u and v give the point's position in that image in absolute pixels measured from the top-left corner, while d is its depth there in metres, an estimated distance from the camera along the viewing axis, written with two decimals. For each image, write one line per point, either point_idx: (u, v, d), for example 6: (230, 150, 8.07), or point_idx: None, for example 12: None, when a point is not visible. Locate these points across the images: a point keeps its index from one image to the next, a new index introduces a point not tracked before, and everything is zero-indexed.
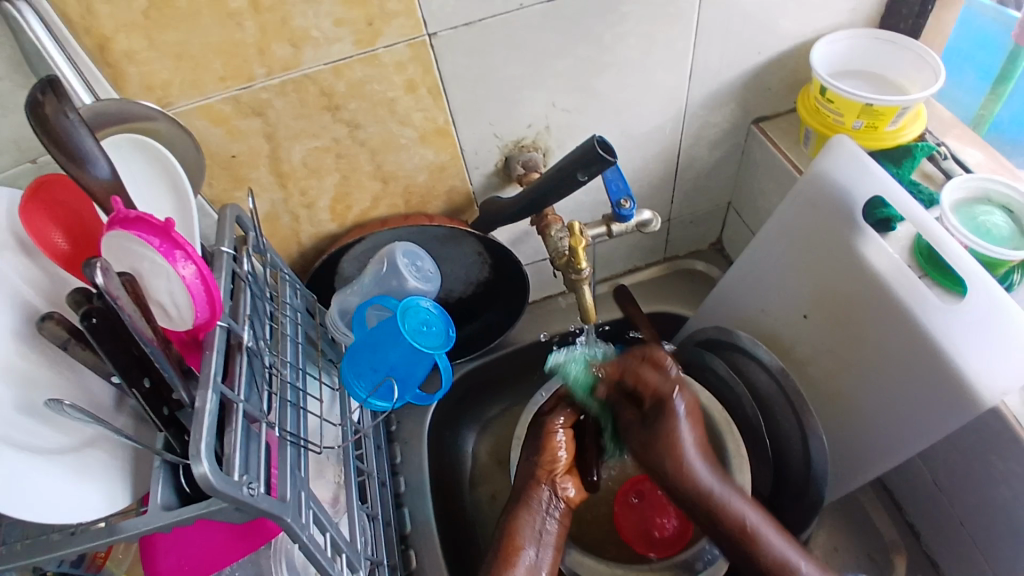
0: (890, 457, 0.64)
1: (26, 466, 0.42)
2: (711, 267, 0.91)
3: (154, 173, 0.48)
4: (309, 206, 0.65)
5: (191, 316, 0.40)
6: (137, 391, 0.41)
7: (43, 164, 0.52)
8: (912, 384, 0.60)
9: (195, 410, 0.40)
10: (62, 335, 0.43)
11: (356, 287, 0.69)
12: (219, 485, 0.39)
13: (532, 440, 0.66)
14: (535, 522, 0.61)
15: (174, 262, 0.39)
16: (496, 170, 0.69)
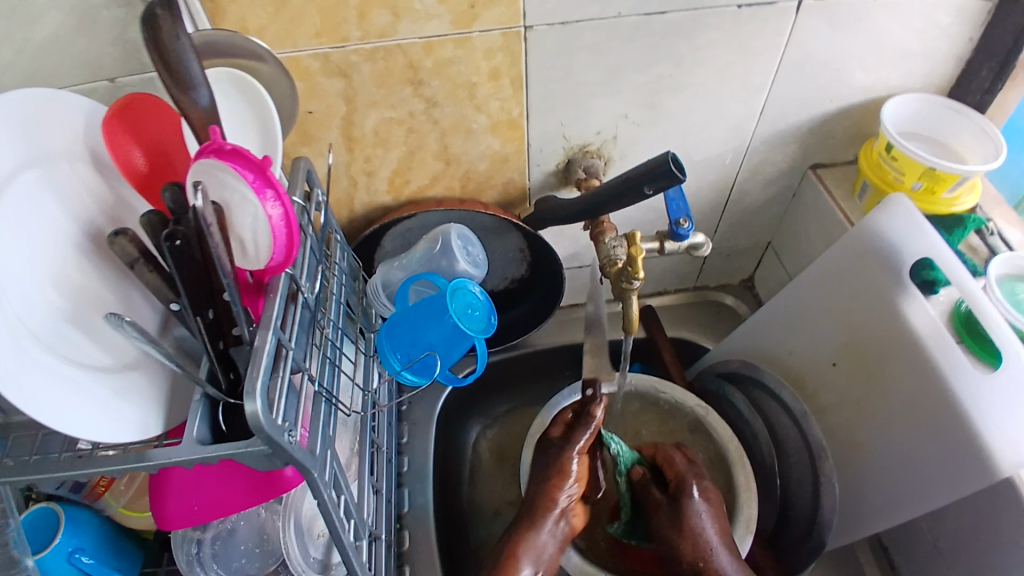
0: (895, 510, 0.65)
1: (68, 377, 0.42)
2: (740, 303, 0.92)
3: (249, 115, 0.50)
4: (369, 174, 0.66)
5: (266, 255, 0.41)
6: (200, 321, 0.41)
7: (120, 84, 0.54)
8: (931, 445, 0.61)
9: (254, 349, 0.41)
10: (130, 253, 0.41)
11: (403, 262, 0.69)
12: (266, 426, 0.39)
13: (541, 462, 0.66)
14: (538, 542, 0.62)
15: (262, 199, 0.39)
16: (555, 170, 0.69)
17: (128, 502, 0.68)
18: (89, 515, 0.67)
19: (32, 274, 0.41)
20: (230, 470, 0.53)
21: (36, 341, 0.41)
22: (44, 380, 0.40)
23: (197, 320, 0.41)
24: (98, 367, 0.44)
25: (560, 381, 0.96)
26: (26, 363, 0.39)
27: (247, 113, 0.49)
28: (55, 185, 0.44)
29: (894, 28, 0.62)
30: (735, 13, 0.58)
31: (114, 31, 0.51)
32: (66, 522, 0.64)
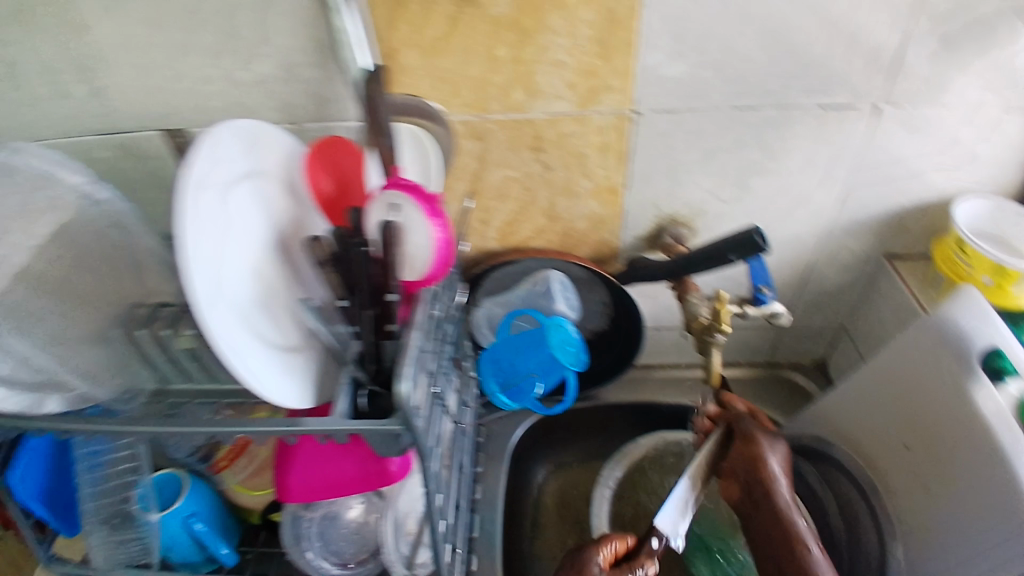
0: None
1: (255, 345, 0.53)
2: (811, 383, 0.95)
3: (416, 162, 0.66)
4: (483, 223, 0.77)
5: (426, 267, 0.54)
6: (367, 314, 0.53)
7: (301, 127, 0.69)
8: (994, 529, 0.61)
9: (405, 342, 0.52)
10: (321, 256, 0.54)
11: (506, 299, 0.79)
12: (408, 405, 0.50)
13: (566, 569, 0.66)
14: None
15: (431, 223, 0.52)
16: (645, 235, 0.79)
17: (242, 480, 0.77)
18: (206, 485, 0.77)
19: (239, 261, 0.54)
20: (348, 457, 0.64)
21: (237, 313, 0.52)
22: (240, 346, 0.51)
23: (366, 313, 0.52)
24: (270, 341, 0.55)
25: (625, 437, 1.01)
26: (230, 331, 0.51)
27: (416, 159, 0.66)
28: (262, 196, 0.57)
29: (966, 136, 0.69)
30: (817, 112, 0.67)
31: (306, 83, 0.65)
32: (189, 489, 0.74)
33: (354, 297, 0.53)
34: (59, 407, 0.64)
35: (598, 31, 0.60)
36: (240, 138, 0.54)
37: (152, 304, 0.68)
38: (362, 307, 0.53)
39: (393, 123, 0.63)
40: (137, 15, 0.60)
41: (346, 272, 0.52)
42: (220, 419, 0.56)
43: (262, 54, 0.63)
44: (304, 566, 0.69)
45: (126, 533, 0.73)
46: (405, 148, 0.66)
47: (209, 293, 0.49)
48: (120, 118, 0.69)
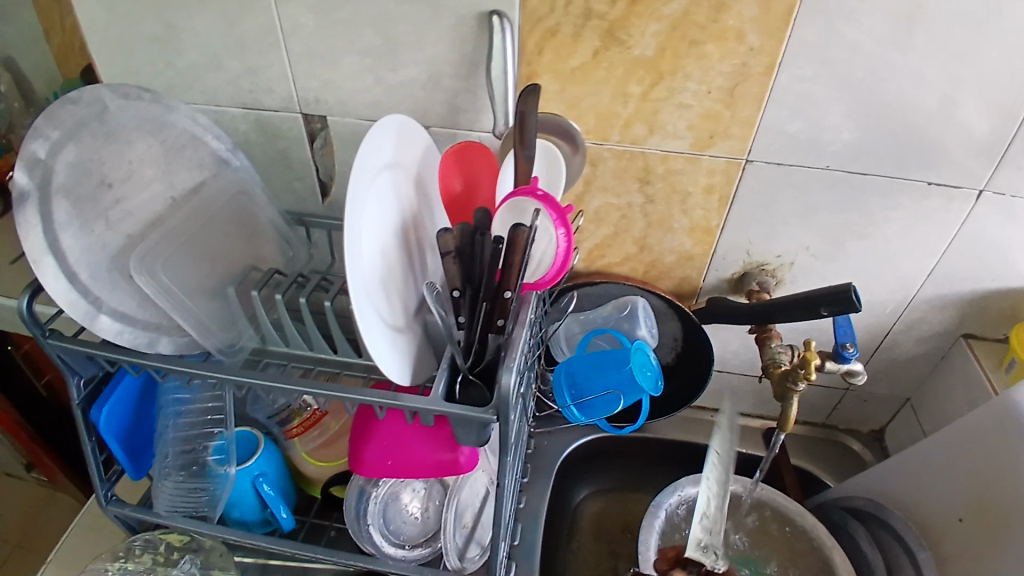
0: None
1: (376, 319, 0.57)
2: (866, 451, 0.96)
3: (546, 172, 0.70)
4: (576, 243, 0.81)
5: (541, 271, 0.58)
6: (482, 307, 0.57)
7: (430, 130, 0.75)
8: None
9: (512, 338, 0.56)
10: (447, 247, 0.56)
11: (588, 318, 0.83)
12: (509, 397, 0.54)
13: None
14: None
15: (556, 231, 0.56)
16: (729, 278, 0.81)
17: (310, 450, 0.81)
18: (276, 449, 0.79)
19: (372, 241, 0.58)
20: (428, 440, 0.66)
21: (366, 288, 0.56)
22: (369, 316, 0.56)
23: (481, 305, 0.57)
24: (390, 319, 0.60)
25: (668, 473, 1.02)
26: (361, 302, 0.55)
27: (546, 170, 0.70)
28: (396, 186, 0.62)
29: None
30: (923, 187, 0.69)
31: (446, 91, 0.71)
32: (263, 448, 0.77)
33: (474, 288, 0.58)
34: (168, 349, 0.67)
35: (728, 81, 0.65)
36: (388, 131, 0.59)
37: (268, 270, 0.74)
38: (479, 299, 0.58)
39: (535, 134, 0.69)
40: (314, 11, 0.67)
41: (473, 264, 0.58)
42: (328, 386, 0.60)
43: (414, 59, 0.69)
44: (359, 540, 0.70)
45: (186, 487, 0.76)
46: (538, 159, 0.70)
47: (354, 263, 0.54)
48: (270, 98, 0.75)
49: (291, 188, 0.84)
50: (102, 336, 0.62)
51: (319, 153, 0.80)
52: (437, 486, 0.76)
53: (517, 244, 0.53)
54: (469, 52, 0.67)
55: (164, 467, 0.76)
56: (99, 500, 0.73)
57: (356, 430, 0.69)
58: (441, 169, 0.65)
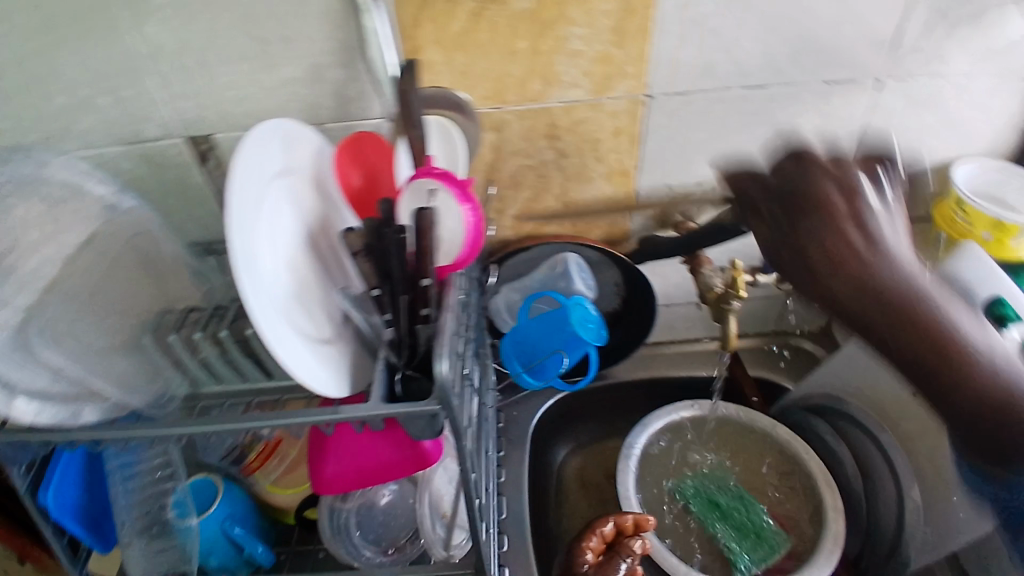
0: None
1: (296, 337, 0.55)
2: (818, 348, 0.99)
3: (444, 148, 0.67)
4: (500, 211, 0.79)
5: (458, 251, 0.57)
6: (403, 299, 0.55)
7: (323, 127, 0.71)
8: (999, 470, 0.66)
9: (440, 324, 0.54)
10: (354, 246, 0.56)
11: (522, 284, 0.82)
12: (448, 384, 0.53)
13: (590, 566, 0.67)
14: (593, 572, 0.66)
15: (462, 208, 0.56)
16: (656, 215, 0.81)
17: (274, 480, 0.80)
18: (238, 487, 0.78)
19: (275, 256, 0.56)
20: (382, 443, 0.65)
21: (277, 306, 0.54)
22: (285, 334, 0.54)
23: (401, 298, 0.55)
24: (312, 334, 0.58)
25: (640, 413, 1.04)
26: (272, 322, 0.53)
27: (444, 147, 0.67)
28: (291, 194, 0.59)
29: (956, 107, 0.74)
30: (823, 87, 0.70)
31: (329, 84, 0.67)
32: (223, 492, 0.75)
33: (390, 282, 0.55)
34: (95, 416, 0.62)
35: (614, 19, 0.63)
36: (270, 137, 0.56)
37: (182, 310, 0.71)
38: (397, 292, 0.55)
39: (423, 112, 0.64)
40: (170, 26, 0.62)
41: (383, 258, 0.54)
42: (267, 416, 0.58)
43: (285, 55, 0.64)
44: (344, 555, 0.70)
45: (157, 551, 0.72)
46: (430, 136, 0.66)
47: (256, 283, 0.52)
48: (148, 126, 0.70)
49: (195, 216, 0.79)
50: (22, 421, 0.56)
51: (214, 175, 0.75)
52: (407, 485, 0.74)
53: (425, 227, 0.52)
54: (342, 38, 0.63)
55: (126, 536, 0.70)
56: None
57: (312, 450, 0.68)
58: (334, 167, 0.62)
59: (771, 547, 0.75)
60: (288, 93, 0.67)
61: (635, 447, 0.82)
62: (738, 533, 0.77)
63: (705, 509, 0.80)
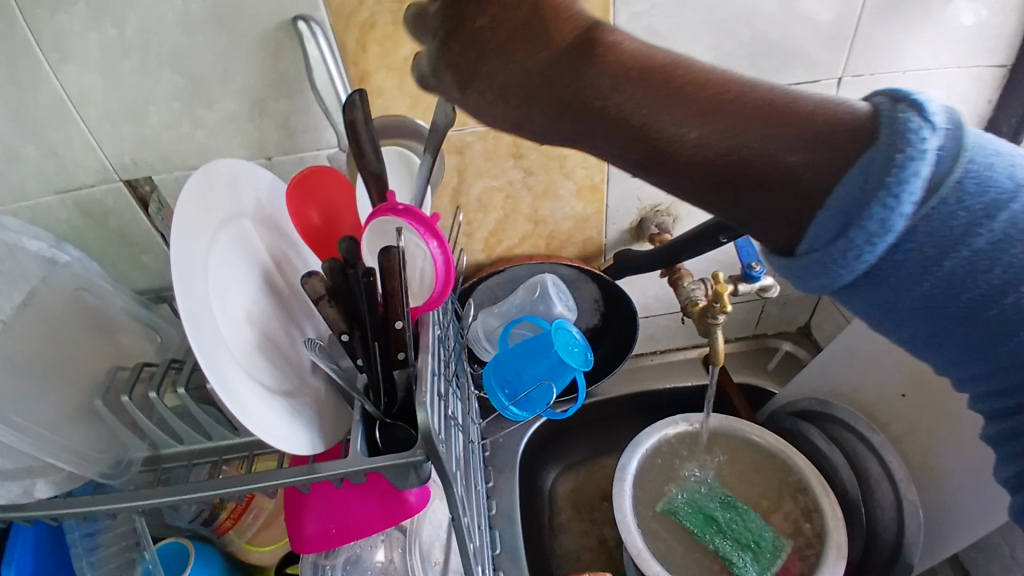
0: (841, 275, 0.36)
1: (259, 391, 0.51)
2: (800, 349, 1.00)
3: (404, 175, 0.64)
4: (469, 236, 0.76)
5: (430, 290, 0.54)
6: (375, 346, 0.52)
7: (274, 163, 0.67)
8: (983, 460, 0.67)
9: (420, 369, 0.51)
10: (317, 292, 0.51)
11: (499, 310, 0.79)
12: (433, 432, 0.50)
13: None
14: None
15: (429, 246, 0.52)
16: (629, 228, 0.79)
17: (251, 538, 0.75)
18: (213, 548, 0.73)
19: (229, 308, 0.52)
20: (366, 494, 0.61)
21: (235, 360, 0.51)
22: (252, 393, 0.50)
23: (374, 345, 0.52)
24: (280, 387, 0.55)
25: (627, 427, 1.02)
26: (232, 378, 0.49)
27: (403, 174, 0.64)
28: (240, 239, 0.56)
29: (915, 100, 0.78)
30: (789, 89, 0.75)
31: (276, 118, 0.64)
32: (195, 556, 0.70)
33: (362, 329, 0.52)
34: (49, 490, 0.59)
35: None
36: (214, 181, 0.53)
37: (135, 366, 0.65)
38: (369, 339, 0.52)
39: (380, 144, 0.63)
40: (98, 68, 0.57)
41: (351, 303, 0.51)
42: (236, 479, 0.54)
43: (223, 90, 0.60)
44: None
45: None
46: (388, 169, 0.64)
47: (210, 339, 0.48)
48: (82, 174, 0.65)
49: (143, 265, 0.74)
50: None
51: (159, 220, 0.70)
52: (395, 534, 0.70)
53: (393, 268, 0.48)
54: (287, 69, 0.60)
55: None
56: None
57: (290, 507, 0.64)
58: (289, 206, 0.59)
59: (771, 554, 0.75)
60: (233, 129, 0.64)
61: (630, 465, 0.80)
62: (739, 544, 0.77)
63: (702, 524, 0.79)
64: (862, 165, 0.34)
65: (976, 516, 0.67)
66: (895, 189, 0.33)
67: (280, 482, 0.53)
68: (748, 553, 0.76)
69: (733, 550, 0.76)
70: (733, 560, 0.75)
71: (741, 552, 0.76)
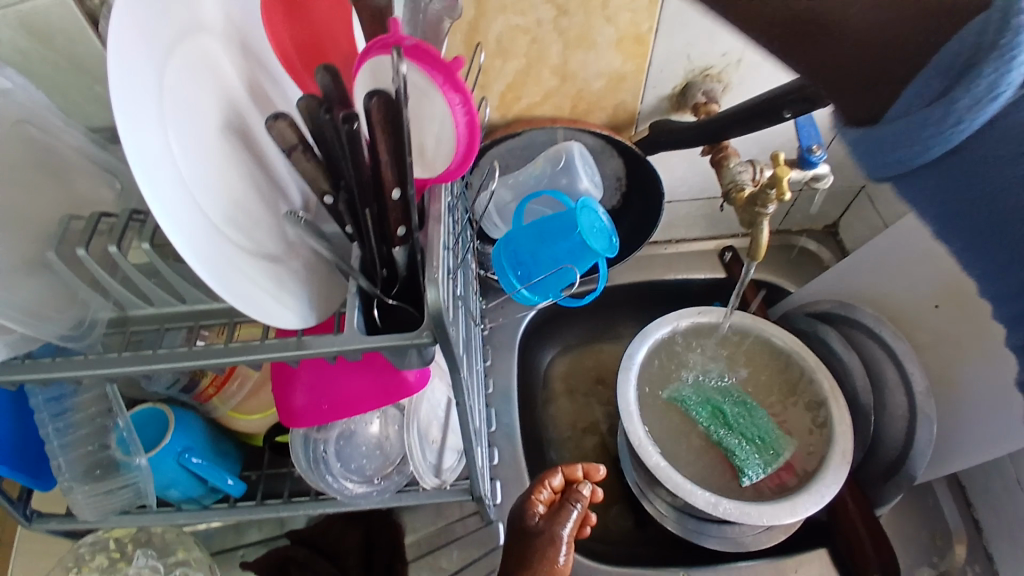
0: (925, 150, 0.36)
1: (237, 254, 0.44)
2: (823, 249, 0.94)
3: None
4: (483, 88, 0.64)
5: (451, 156, 0.43)
6: (367, 213, 0.43)
7: None
8: (1001, 382, 0.64)
9: (429, 245, 0.44)
10: (288, 140, 0.41)
11: (514, 181, 0.70)
12: (444, 314, 0.43)
13: (526, 542, 0.61)
14: (541, 554, 0.59)
15: (449, 100, 0.41)
16: (671, 94, 0.68)
17: (236, 406, 0.71)
18: (195, 414, 0.70)
19: (194, 150, 0.43)
20: (360, 372, 0.56)
21: (204, 216, 0.42)
22: (219, 255, 0.42)
23: (365, 212, 0.43)
24: (258, 249, 0.46)
25: (631, 315, 0.98)
26: (198, 237, 0.41)
27: None
28: (204, 64, 0.44)
29: None
30: None
31: None
32: (176, 424, 0.67)
33: (349, 191, 0.43)
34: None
35: None
36: None
37: (92, 215, 0.55)
38: (358, 205, 0.43)
39: None
40: None
41: (335, 157, 0.42)
42: (214, 352, 0.48)
43: None
44: (324, 488, 0.64)
45: (104, 490, 0.64)
46: None
47: (169, 188, 0.40)
48: None
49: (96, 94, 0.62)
50: None
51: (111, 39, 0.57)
52: (392, 410, 0.67)
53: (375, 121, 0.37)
54: None
55: (65, 480, 0.62)
56: (22, 522, 0.61)
57: (277, 380, 0.59)
58: (269, 36, 0.47)
59: (773, 451, 0.74)
60: None
61: (635, 359, 0.76)
62: (740, 440, 0.76)
63: (708, 416, 0.77)
64: (974, 30, 0.34)
65: (987, 436, 0.66)
66: (1008, 55, 0.32)
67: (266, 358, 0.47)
68: (751, 449, 0.75)
69: (736, 445, 0.75)
70: (733, 454, 0.75)
71: (745, 450, 0.75)
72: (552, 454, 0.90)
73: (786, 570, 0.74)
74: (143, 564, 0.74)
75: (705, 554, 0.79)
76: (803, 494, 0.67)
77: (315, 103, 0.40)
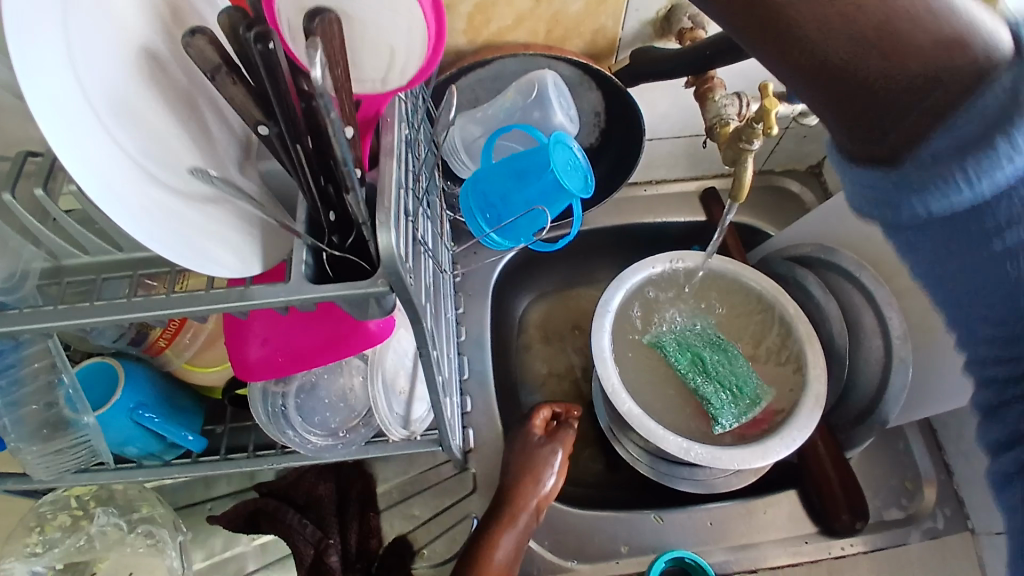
0: (931, 203, 0.31)
1: (163, 193, 0.39)
2: (806, 190, 0.91)
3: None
4: (448, 8, 0.58)
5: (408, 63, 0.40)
6: (300, 148, 0.38)
7: None
8: None
9: (382, 186, 0.39)
10: (209, 60, 0.35)
11: (484, 114, 0.65)
12: (398, 263, 0.39)
13: (520, 465, 0.73)
14: (534, 477, 0.72)
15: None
16: (654, 19, 0.62)
17: (191, 358, 0.67)
18: (145, 368, 0.66)
19: (111, 70, 0.37)
20: (317, 322, 0.53)
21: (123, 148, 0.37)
22: (141, 193, 0.38)
23: (298, 147, 0.38)
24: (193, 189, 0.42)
25: (609, 260, 0.95)
26: (114, 173, 0.36)
27: None
28: None
29: None
30: None
31: None
32: (125, 380, 0.63)
33: (278, 124, 0.37)
34: None
35: None
36: None
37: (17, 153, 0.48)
38: (289, 141, 0.38)
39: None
40: None
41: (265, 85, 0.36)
42: (143, 304, 0.43)
43: None
44: (284, 442, 0.61)
45: (56, 449, 0.60)
46: None
47: (79, 113, 0.35)
48: None
49: None
50: None
51: None
52: (356, 362, 0.63)
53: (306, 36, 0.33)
54: None
55: (12, 441, 0.57)
56: None
57: (229, 331, 0.54)
58: None
59: (750, 402, 0.73)
60: None
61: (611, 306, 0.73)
62: (716, 387, 0.74)
63: (687, 363, 0.76)
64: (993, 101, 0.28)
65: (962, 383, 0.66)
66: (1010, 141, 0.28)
67: (202, 311, 0.43)
68: (727, 398, 0.74)
69: (713, 393, 0.74)
70: (709, 402, 0.73)
71: (723, 399, 0.74)
72: (526, 402, 0.89)
73: (755, 511, 0.75)
74: (105, 522, 0.73)
75: (675, 497, 0.80)
76: (774, 438, 0.67)
77: (240, 16, 0.34)
